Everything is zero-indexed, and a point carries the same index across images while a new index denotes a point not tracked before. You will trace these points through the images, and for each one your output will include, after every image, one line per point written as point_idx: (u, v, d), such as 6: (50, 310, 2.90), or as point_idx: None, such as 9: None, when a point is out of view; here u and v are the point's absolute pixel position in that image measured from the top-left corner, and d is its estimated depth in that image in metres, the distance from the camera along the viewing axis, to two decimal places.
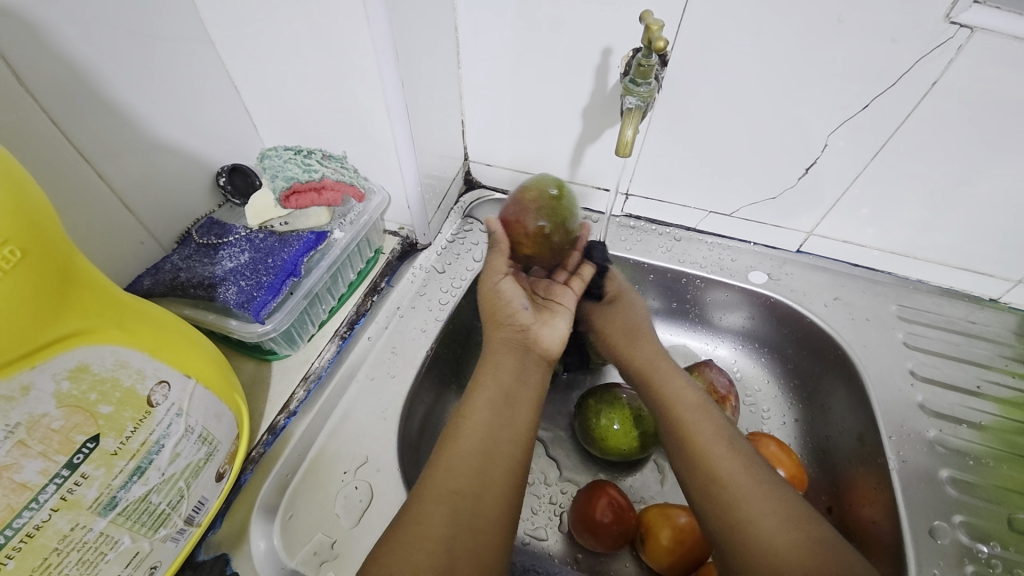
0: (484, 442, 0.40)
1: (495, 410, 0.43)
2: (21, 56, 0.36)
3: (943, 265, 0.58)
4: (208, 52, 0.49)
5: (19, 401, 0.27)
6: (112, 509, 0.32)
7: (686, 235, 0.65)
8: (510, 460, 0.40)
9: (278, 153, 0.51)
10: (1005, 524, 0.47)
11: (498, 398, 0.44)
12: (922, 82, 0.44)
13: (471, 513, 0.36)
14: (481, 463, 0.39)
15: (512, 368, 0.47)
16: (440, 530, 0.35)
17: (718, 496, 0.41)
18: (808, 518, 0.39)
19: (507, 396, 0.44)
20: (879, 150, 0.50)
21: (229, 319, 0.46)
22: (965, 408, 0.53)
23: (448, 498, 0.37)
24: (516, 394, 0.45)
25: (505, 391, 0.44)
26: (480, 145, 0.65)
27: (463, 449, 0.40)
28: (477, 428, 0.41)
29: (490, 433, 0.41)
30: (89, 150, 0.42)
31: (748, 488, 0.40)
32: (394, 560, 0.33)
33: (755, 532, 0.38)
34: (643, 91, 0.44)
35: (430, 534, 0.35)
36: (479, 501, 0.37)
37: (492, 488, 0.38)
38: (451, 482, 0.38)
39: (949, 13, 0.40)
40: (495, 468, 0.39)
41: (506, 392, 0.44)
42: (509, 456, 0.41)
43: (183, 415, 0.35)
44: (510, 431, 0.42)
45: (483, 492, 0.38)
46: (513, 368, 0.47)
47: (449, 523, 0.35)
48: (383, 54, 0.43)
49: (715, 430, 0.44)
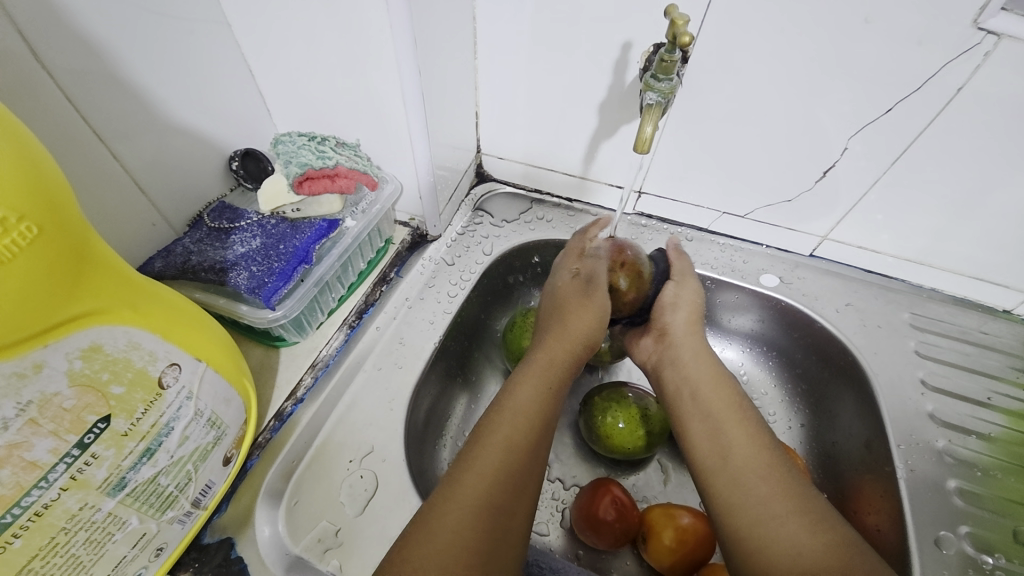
0: (529, 461, 0.40)
1: (535, 423, 0.42)
2: (40, 34, 0.35)
3: (958, 274, 0.58)
4: (225, 35, 0.48)
5: (32, 379, 0.27)
6: (120, 489, 0.32)
7: (698, 236, 0.65)
8: (534, 475, 0.40)
9: (292, 138, 0.51)
10: (1009, 536, 0.46)
11: (539, 410, 0.42)
12: (946, 88, 0.43)
13: (502, 529, 0.36)
14: (514, 477, 0.39)
15: (563, 381, 0.45)
16: (474, 537, 0.35)
17: (738, 491, 0.39)
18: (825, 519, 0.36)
19: (546, 409, 0.43)
20: (899, 155, 0.49)
21: (239, 304, 0.46)
22: (974, 418, 0.53)
23: (485, 509, 0.36)
24: (558, 406, 0.44)
25: (546, 408, 0.43)
26: (494, 138, 0.64)
27: (489, 457, 0.39)
28: (519, 436, 0.40)
29: (531, 448, 0.41)
30: (103, 129, 0.41)
31: (770, 487, 0.38)
32: (429, 565, 0.33)
33: (772, 534, 0.36)
34: (664, 87, 0.44)
35: (464, 537, 0.35)
36: (511, 517, 0.37)
37: (523, 501, 0.39)
38: (488, 487, 0.37)
39: (977, 18, 0.39)
40: (529, 478, 0.40)
41: (551, 406, 0.43)
42: (536, 469, 0.41)
43: (193, 398, 0.35)
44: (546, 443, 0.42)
45: (517, 500, 0.38)
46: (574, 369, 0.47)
47: (480, 531, 0.35)
48: (401, 42, 0.42)
49: (739, 426, 0.42)
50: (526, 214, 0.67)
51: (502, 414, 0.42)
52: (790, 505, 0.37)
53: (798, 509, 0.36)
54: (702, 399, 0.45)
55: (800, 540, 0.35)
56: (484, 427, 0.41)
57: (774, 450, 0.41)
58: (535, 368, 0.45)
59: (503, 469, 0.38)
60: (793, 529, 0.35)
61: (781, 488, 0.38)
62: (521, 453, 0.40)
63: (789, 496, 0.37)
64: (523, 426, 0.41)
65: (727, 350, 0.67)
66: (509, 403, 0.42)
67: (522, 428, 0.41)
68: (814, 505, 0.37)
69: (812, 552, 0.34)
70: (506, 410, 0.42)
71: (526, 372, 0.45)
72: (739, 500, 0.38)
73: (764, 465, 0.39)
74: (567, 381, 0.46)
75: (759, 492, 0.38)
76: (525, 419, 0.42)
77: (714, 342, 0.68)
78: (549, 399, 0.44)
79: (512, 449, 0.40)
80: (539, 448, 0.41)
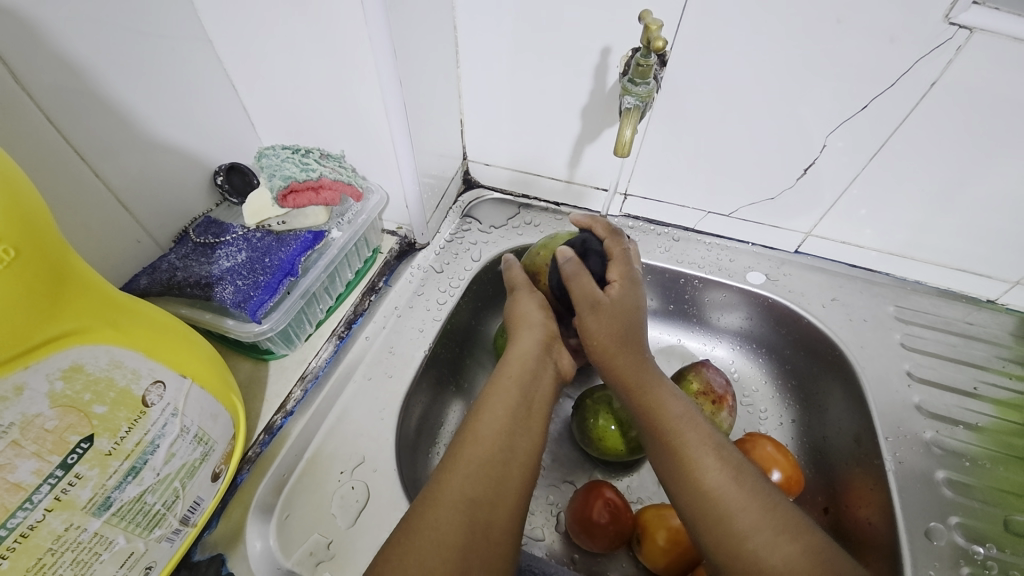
0: (505, 455, 0.40)
1: (508, 420, 0.42)
2: (20, 57, 0.36)
3: (941, 266, 0.58)
4: (206, 51, 0.49)
5: (12, 401, 0.27)
6: (106, 509, 0.32)
7: (684, 236, 0.65)
8: (515, 469, 0.40)
9: (276, 151, 0.51)
10: (1000, 525, 0.47)
11: (513, 406, 0.43)
12: (920, 83, 0.44)
13: (484, 523, 0.37)
14: (491, 471, 0.39)
15: (534, 377, 0.46)
16: (456, 535, 0.35)
17: (702, 507, 0.38)
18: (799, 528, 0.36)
19: (521, 405, 0.43)
20: (878, 149, 0.50)
21: (226, 319, 0.46)
22: (962, 409, 0.53)
23: (462, 505, 0.37)
24: (536, 399, 0.45)
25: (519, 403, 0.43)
26: (479, 145, 0.65)
27: (469, 460, 0.39)
28: (492, 435, 0.41)
29: (505, 444, 0.41)
30: (84, 147, 0.41)
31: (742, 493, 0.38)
32: (409, 563, 0.33)
33: (740, 543, 0.36)
34: (642, 91, 0.44)
35: (446, 541, 0.35)
36: (493, 510, 0.37)
37: (505, 496, 0.38)
38: (465, 488, 0.37)
39: (948, 14, 0.40)
40: (510, 475, 0.40)
41: (523, 402, 0.44)
42: (517, 464, 0.40)
43: (178, 416, 0.35)
44: (527, 443, 0.42)
45: (496, 500, 0.38)
46: (539, 373, 0.46)
47: (464, 533, 0.35)
48: (381, 54, 0.43)
49: (696, 436, 0.41)
50: (514, 219, 0.68)
51: (483, 415, 0.42)
52: (754, 516, 0.37)
53: (761, 521, 0.36)
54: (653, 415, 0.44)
55: (767, 551, 0.35)
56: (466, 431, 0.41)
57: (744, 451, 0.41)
58: (505, 373, 0.45)
59: (480, 464, 0.39)
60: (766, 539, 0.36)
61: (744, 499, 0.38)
62: (499, 449, 0.40)
63: (754, 507, 0.37)
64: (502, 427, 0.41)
65: (719, 348, 0.68)
66: (487, 406, 0.43)
67: (499, 426, 0.41)
68: (782, 512, 0.37)
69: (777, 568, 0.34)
70: (479, 418, 0.42)
71: (497, 380, 0.45)
72: (702, 515, 0.38)
73: (720, 479, 0.39)
74: (541, 383, 0.46)
75: (723, 505, 0.38)
76: (505, 419, 0.42)
77: (704, 341, 0.69)
78: (522, 399, 0.44)
79: (489, 445, 0.40)
80: (516, 440, 0.41)
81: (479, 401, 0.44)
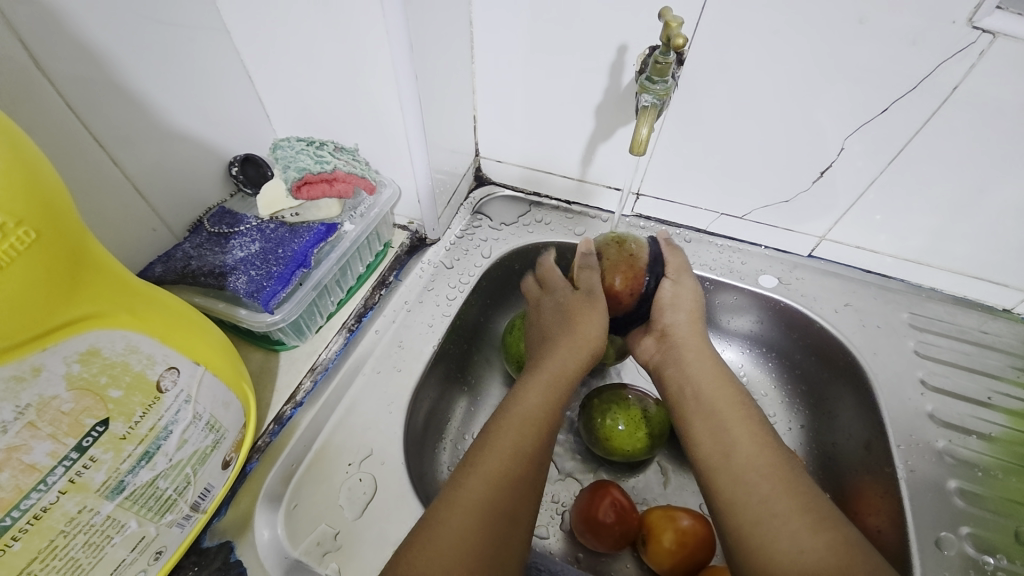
0: (529, 466, 0.40)
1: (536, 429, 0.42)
2: (42, 43, 0.36)
3: (957, 274, 0.58)
4: (223, 41, 0.49)
5: (30, 382, 0.27)
6: (119, 493, 0.32)
7: (696, 237, 0.65)
8: (535, 480, 0.40)
9: (291, 143, 0.52)
10: (1010, 536, 0.46)
11: (540, 414, 0.44)
12: (941, 87, 0.44)
13: (508, 529, 0.37)
14: (517, 477, 0.39)
15: (566, 389, 0.46)
16: (477, 539, 0.35)
17: (731, 493, 0.39)
18: (832, 522, 0.36)
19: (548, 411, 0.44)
20: (898, 152, 0.49)
21: (239, 308, 0.46)
22: (974, 418, 0.53)
23: (482, 509, 0.37)
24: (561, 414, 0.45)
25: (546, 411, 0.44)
26: (492, 141, 0.64)
27: (492, 467, 0.39)
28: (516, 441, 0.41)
29: (534, 454, 0.41)
30: (103, 135, 0.42)
31: (774, 489, 0.38)
32: (426, 563, 0.34)
33: (773, 536, 0.36)
34: (659, 89, 0.44)
35: (468, 544, 0.35)
36: (515, 520, 0.38)
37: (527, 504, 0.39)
38: (488, 493, 0.38)
39: (972, 17, 0.39)
40: (535, 483, 0.40)
41: (554, 415, 0.44)
42: (540, 473, 0.41)
43: (191, 402, 0.36)
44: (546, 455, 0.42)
45: (519, 509, 0.38)
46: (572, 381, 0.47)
47: (486, 536, 0.36)
48: (398, 46, 0.43)
49: (739, 426, 0.43)
50: (525, 216, 0.67)
51: (505, 422, 0.42)
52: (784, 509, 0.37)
53: (790, 515, 0.37)
54: (703, 403, 0.45)
55: (802, 541, 0.35)
56: (491, 428, 0.42)
57: (776, 449, 0.41)
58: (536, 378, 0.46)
59: (507, 474, 0.39)
60: (798, 530, 0.36)
61: (778, 493, 0.38)
62: (524, 460, 0.40)
63: (787, 496, 0.38)
64: (528, 434, 0.42)
65: (729, 351, 0.67)
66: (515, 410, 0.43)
67: (523, 436, 0.41)
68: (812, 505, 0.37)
69: (811, 559, 0.34)
70: (505, 422, 0.42)
71: (530, 384, 0.45)
72: (734, 503, 0.39)
73: (758, 468, 0.40)
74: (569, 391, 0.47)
75: (757, 499, 0.38)
76: (529, 425, 0.42)
77: (713, 343, 0.68)
78: (552, 407, 0.44)
79: (515, 458, 0.40)
80: (542, 453, 0.42)
81: (502, 408, 0.44)
